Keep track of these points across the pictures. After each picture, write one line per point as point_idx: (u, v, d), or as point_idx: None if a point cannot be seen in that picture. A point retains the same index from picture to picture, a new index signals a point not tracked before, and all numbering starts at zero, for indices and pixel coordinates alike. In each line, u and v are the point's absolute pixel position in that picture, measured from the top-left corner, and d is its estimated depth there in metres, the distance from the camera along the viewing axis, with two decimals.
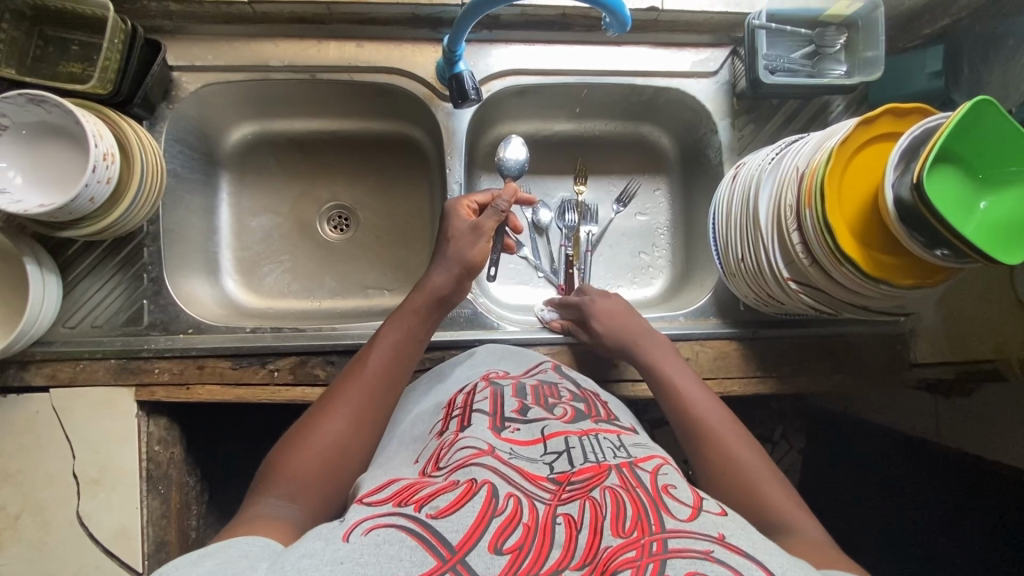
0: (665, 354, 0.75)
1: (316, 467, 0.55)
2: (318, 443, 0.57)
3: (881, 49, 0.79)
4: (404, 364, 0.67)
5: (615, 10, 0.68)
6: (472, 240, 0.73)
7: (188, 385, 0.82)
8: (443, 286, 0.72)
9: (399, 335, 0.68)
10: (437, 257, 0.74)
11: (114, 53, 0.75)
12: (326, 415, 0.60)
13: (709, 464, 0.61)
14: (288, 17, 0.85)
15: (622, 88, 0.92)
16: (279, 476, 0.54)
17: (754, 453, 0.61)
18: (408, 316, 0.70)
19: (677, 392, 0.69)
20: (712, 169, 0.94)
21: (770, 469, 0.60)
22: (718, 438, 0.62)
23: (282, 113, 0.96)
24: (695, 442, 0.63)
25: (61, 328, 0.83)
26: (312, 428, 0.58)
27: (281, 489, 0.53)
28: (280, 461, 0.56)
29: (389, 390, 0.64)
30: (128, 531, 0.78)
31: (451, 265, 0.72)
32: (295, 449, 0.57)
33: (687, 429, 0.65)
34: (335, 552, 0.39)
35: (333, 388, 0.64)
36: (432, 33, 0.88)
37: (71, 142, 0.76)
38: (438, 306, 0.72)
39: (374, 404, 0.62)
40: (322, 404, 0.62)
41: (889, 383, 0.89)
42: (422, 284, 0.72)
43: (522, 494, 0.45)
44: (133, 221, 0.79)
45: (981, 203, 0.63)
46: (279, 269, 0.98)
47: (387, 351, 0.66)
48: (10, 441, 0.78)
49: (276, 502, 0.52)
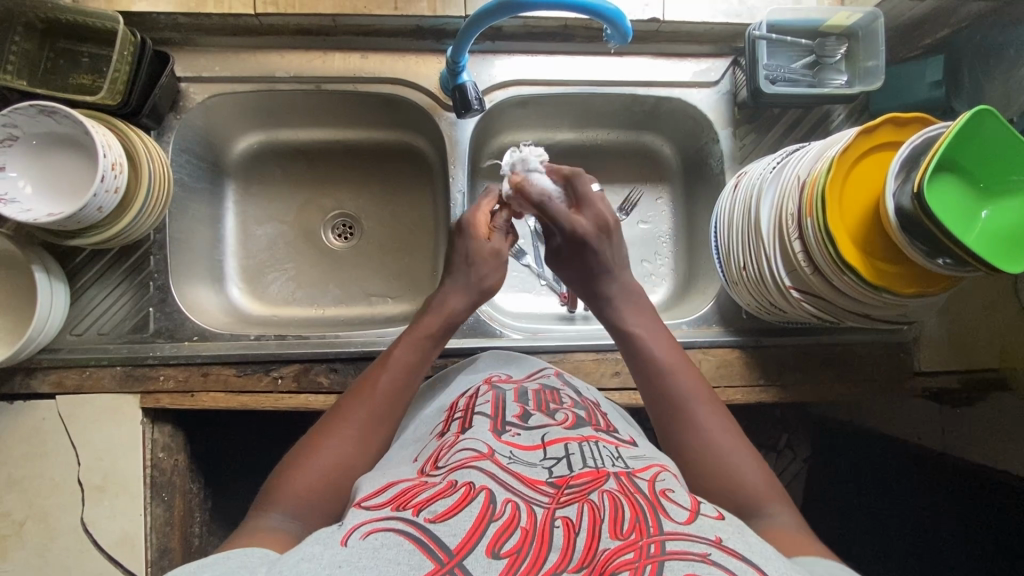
0: (648, 317, 0.72)
1: (322, 484, 0.54)
2: (325, 458, 0.56)
3: (881, 59, 0.80)
4: (411, 385, 0.65)
5: (615, 21, 0.68)
6: (495, 268, 0.75)
7: (193, 393, 0.83)
8: (458, 307, 0.72)
9: (413, 354, 0.67)
10: (451, 275, 0.75)
11: (124, 65, 0.76)
12: (334, 429, 0.59)
13: (676, 434, 0.61)
14: (294, 29, 0.87)
15: (624, 98, 0.93)
16: (284, 491, 0.53)
17: (722, 425, 0.61)
18: (422, 337, 0.69)
19: (652, 356, 0.67)
20: (713, 178, 0.95)
21: (739, 441, 0.60)
22: (688, 413, 0.62)
23: (287, 123, 0.98)
24: (665, 416, 0.63)
25: (68, 335, 0.84)
26: (320, 442, 0.57)
27: (286, 506, 0.52)
28: (285, 475, 0.55)
29: (399, 410, 0.63)
30: (131, 538, 0.78)
31: (469, 290, 0.73)
32: (301, 463, 0.56)
33: (657, 401, 0.64)
34: (334, 556, 0.39)
35: (341, 400, 0.63)
36: (435, 45, 0.89)
37: (80, 152, 0.78)
38: (450, 328, 0.72)
39: (384, 423, 0.61)
40: (329, 419, 0.60)
41: (893, 392, 0.89)
42: (439, 304, 0.72)
43: (520, 499, 0.45)
44: (140, 229, 0.80)
45: (983, 212, 0.63)
46: (284, 277, 0.98)
47: (398, 367, 0.65)
48: (15, 448, 0.79)
49: (280, 519, 0.51)
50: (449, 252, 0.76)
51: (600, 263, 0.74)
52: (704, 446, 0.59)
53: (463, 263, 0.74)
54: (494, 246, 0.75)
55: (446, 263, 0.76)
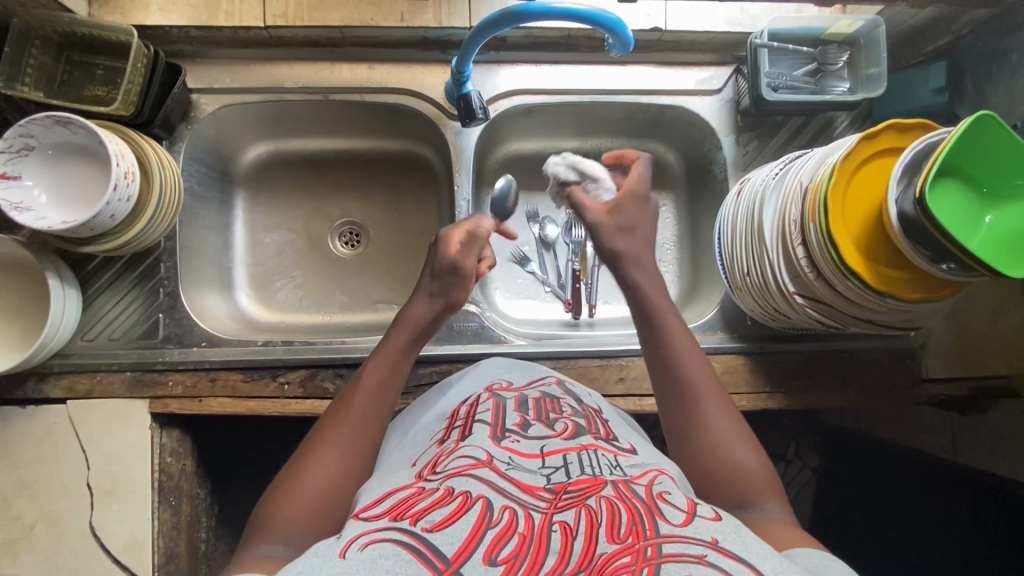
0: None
1: (308, 511, 0.54)
2: (308, 485, 0.56)
3: (883, 66, 0.81)
4: (383, 403, 0.64)
5: (617, 30, 0.69)
6: (461, 279, 0.72)
7: (200, 398, 0.84)
8: (423, 316, 0.71)
9: (383, 371, 0.66)
10: (420, 287, 0.73)
11: (137, 77, 0.78)
12: (312, 455, 0.58)
13: (686, 427, 0.61)
14: (303, 41, 0.89)
15: (627, 106, 0.93)
16: (271, 523, 0.53)
17: (724, 412, 0.61)
18: (390, 353, 0.68)
19: (667, 339, 0.65)
20: (717, 185, 0.95)
21: (740, 429, 0.60)
22: (695, 404, 0.62)
23: (295, 133, 0.99)
24: (676, 407, 0.62)
25: (79, 341, 0.85)
26: (301, 470, 0.57)
27: (274, 536, 0.52)
28: (270, 507, 0.55)
29: (376, 430, 0.62)
30: (138, 542, 0.79)
31: (434, 298, 0.71)
32: (285, 492, 0.55)
33: (668, 392, 0.64)
34: (332, 568, 0.39)
35: (319, 425, 0.63)
36: (441, 56, 0.91)
37: (93, 162, 0.79)
38: (418, 339, 0.70)
39: (362, 444, 0.60)
40: (309, 444, 0.60)
41: (900, 400, 0.88)
42: (404, 317, 0.71)
43: (518, 506, 0.45)
44: (150, 236, 0.81)
45: (986, 217, 0.63)
46: (291, 284, 0.99)
47: (370, 389, 0.64)
48: (26, 452, 0.80)
49: (272, 549, 0.51)
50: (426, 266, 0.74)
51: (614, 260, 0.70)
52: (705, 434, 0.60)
53: (429, 278, 0.72)
54: (455, 261, 0.71)
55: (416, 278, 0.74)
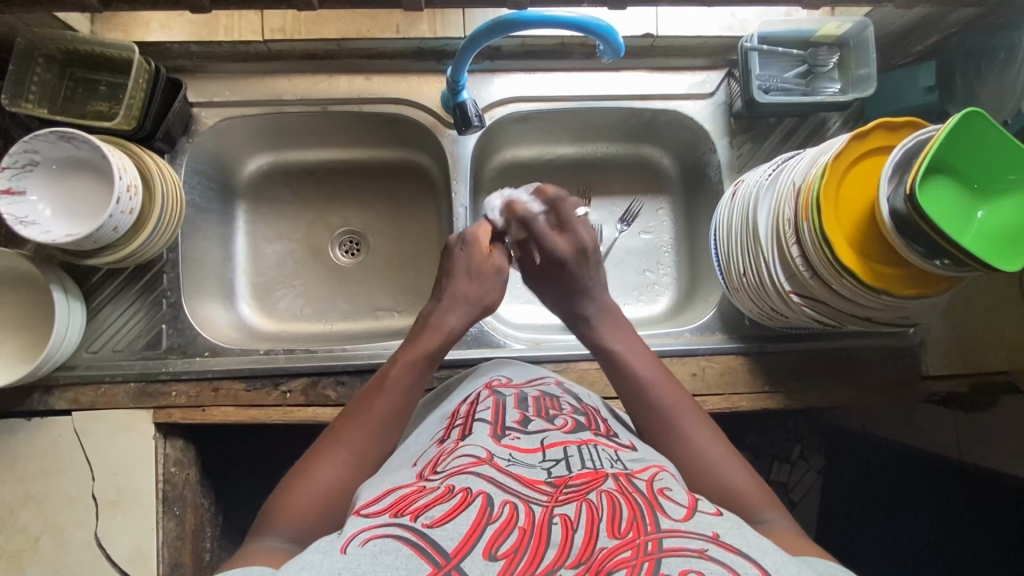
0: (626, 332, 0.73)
1: (317, 507, 0.55)
2: (320, 486, 0.56)
3: (873, 66, 0.82)
4: (409, 409, 0.65)
5: (608, 37, 0.71)
6: (495, 285, 0.75)
7: (203, 407, 0.84)
8: (456, 326, 0.71)
9: (409, 377, 0.66)
10: (447, 292, 0.73)
11: (139, 92, 0.80)
12: (328, 452, 0.59)
13: (668, 435, 0.63)
14: (301, 54, 0.91)
15: (621, 111, 0.95)
16: (279, 518, 0.54)
17: (701, 422, 0.63)
18: (418, 359, 0.67)
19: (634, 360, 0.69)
20: (712, 188, 0.96)
21: (717, 435, 0.62)
22: (668, 414, 0.64)
23: (294, 145, 1.01)
24: (647, 419, 0.65)
25: (84, 353, 0.86)
26: (314, 469, 0.57)
27: (282, 528, 0.53)
28: (280, 498, 0.56)
29: (393, 434, 0.63)
30: (143, 552, 0.79)
31: (467, 307, 0.72)
32: (296, 492, 0.55)
33: (635, 406, 0.66)
34: (333, 564, 0.40)
35: (336, 425, 0.63)
36: (436, 65, 0.92)
37: (97, 176, 0.81)
38: (445, 348, 0.70)
39: (382, 445, 0.61)
40: (324, 446, 0.60)
41: (900, 397, 0.89)
42: (436, 324, 0.71)
43: (518, 499, 0.46)
44: (154, 247, 0.83)
45: (978, 212, 0.64)
46: (292, 293, 1.00)
47: (395, 393, 0.64)
48: (31, 464, 0.80)
49: (278, 541, 0.52)
50: (448, 263, 0.75)
51: (579, 285, 0.76)
52: (694, 454, 0.60)
53: (464, 278, 0.74)
54: (497, 262, 0.75)
55: (441, 282, 0.75)
